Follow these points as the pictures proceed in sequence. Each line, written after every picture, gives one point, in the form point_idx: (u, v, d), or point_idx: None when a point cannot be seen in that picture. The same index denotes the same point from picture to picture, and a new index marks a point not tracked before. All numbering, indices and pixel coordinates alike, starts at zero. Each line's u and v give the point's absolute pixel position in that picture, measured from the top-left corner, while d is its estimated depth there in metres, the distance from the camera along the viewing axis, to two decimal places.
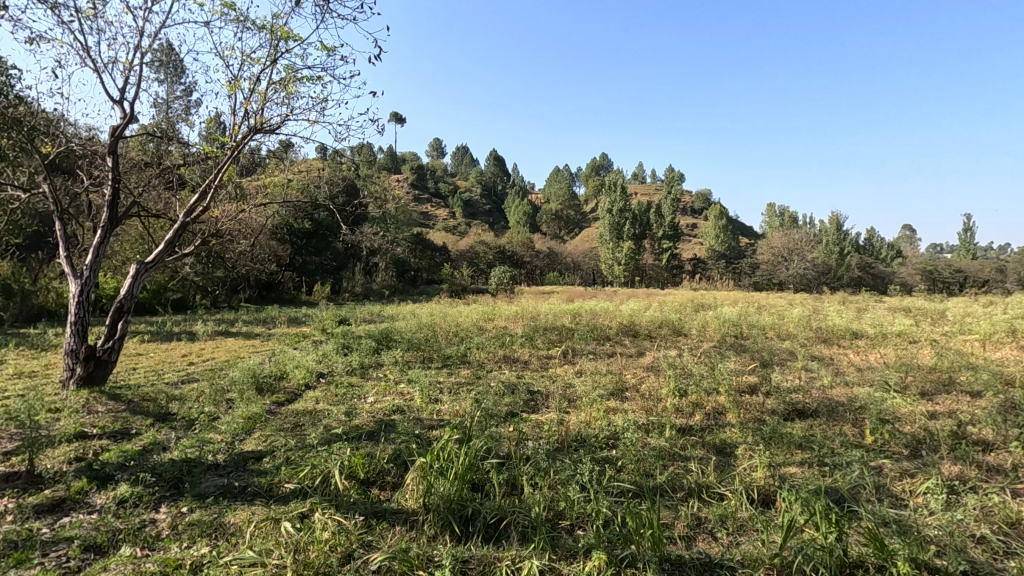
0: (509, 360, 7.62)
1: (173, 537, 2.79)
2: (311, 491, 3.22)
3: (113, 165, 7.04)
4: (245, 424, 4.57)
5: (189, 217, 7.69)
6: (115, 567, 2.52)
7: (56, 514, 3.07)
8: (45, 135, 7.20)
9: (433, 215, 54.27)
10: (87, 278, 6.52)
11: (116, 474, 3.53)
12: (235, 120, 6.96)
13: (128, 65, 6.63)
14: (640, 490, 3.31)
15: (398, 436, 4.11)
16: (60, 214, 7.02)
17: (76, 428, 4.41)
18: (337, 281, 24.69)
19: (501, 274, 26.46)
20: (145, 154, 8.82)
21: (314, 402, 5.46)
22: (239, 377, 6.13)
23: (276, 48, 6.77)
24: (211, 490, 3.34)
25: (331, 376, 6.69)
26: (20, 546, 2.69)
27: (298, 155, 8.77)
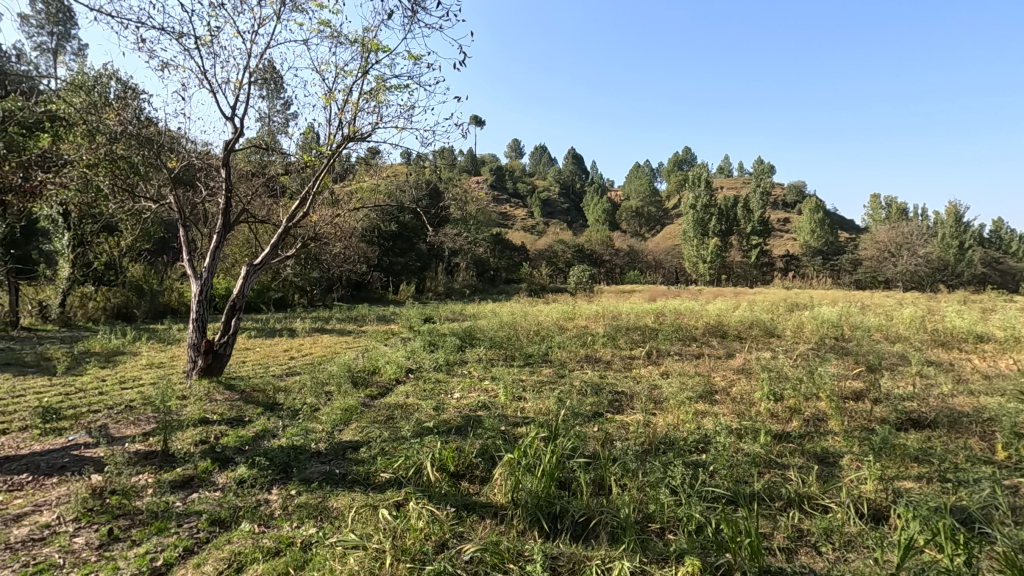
0: (591, 359, 7.56)
1: (285, 516, 3.03)
2: (405, 481, 3.37)
3: (227, 176, 7.75)
4: (343, 415, 4.87)
5: (291, 222, 8.30)
6: (237, 541, 2.78)
7: (187, 490, 3.44)
8: (169, 151, 8.05)
9: (512, 216, 54.81)
10: (207, 279, 7.23)
11: (234, 457, 3.90)
12: (330, 130, 7.44)
13: (237, 84, 7.27)
14: (736, 497, 3.18)
15: (485, 431, 4.22)
16: (183, 222, 7.82)
17: (200, 414, 4.91)
18: (420, 281, 25.61)
19: (580, 273, 26.27)
20: (250, 165, 9.62)
21: (404, 396, 5.71)
22: (336, 371, 6.54)
23: (367, 60, 7.16)
24: (315, 475, 3.60)
25: (419, 372, 6.98)
26: (160, 516, 3.04)
27: (385, 161, 9.22)
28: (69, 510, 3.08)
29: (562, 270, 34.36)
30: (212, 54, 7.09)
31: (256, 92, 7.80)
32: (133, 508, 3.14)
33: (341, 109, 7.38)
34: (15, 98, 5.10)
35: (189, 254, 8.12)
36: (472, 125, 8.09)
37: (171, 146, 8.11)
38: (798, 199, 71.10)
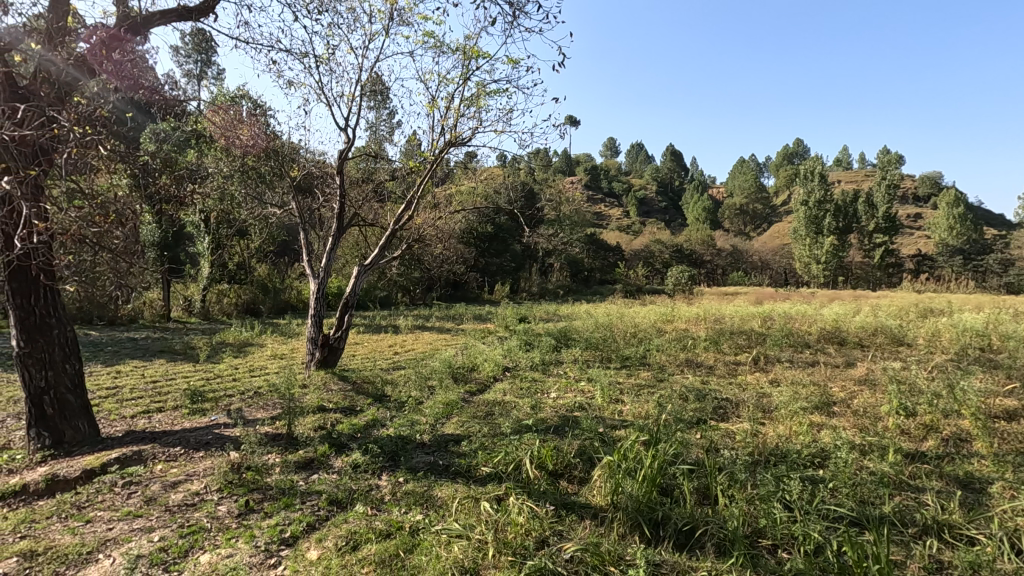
0: (691, 364, 7.25)
1: (394, 502, 3.23)
2: (505, 476, 3.45)
3: (341, 183, 8.37)
4: (445, 409, 5.09)
5: (397, 224, 8.78)
6: (353, 520, 3.00)
7: (309, 471, 3.77)
8: (291, 162, 8.84)
9: (607, 216, 53.92)
10: (323, 278, 7.85)
11: (349, 443, 4.21)
12: (433, 136, 7.78)
13: (350, 97, 7.82)
14: (861, 518, 2.91)
15: (583, 432, 4.21)
16: (303, 226, 8.54)
17: (319, 402, 5.35)
18: (515, 281, 26.01)
19: (679, 273, 25.29)
20: (360, 172, 10.29)
21: (502, 393, 5.85)
22: (438, 367, 6.83)
23: (468, 67, 7.40)
24: (421, 465, 3.80)
25: (515, 370, 7.11)
26: (287, 493, 3.36)
27: (483, 165, 9.46)
28: (214, 481, 3.49)
29: (659, 271, 33.28)
30: (328, 71, 7.69)
31: (366, 104, 8.33)
32: (264, 483, 3.50)
33: (444, 115, 7.69)
34: (169, 119, 5.85)
35: (308, 255, 8.84)
36: (570, 126, 8.09)
37: (293, 157, 8.88)
38: (932, 191, 63.41)
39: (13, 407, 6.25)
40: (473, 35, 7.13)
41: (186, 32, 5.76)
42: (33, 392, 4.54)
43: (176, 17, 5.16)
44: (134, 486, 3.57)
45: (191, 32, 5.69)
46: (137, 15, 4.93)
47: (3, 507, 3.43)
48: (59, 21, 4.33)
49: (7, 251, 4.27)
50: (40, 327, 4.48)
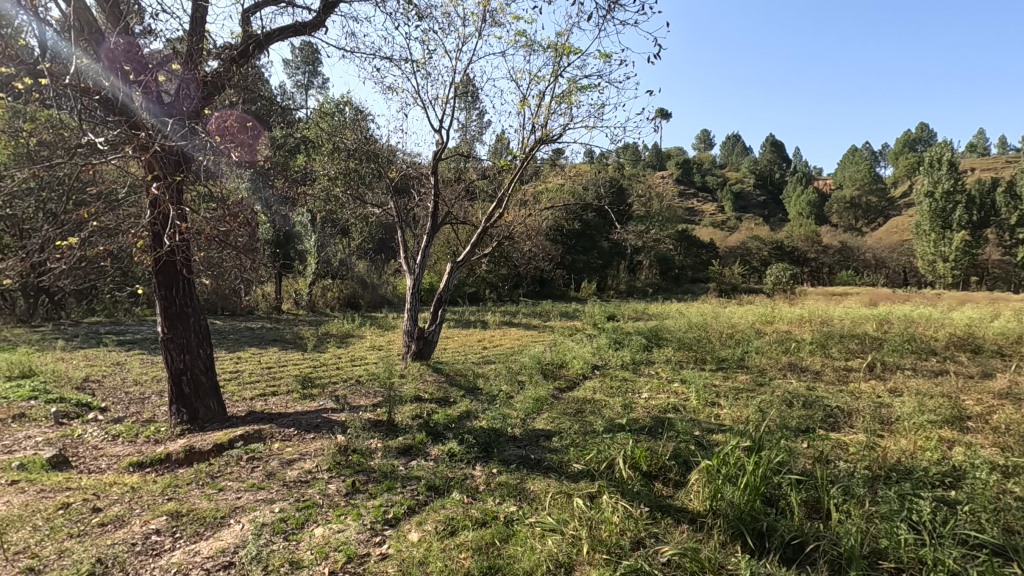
0: (795, 368, 6.77)
1: (489, 492, 3.31)
2: (598, 474, 3.42)
3: (435, 182, 8.68)
4: (535, 405, 5.14)
5: (488, 221, 8.93)
6: (450, 506, 3.13)
7: (407, 457, 3.96)
8: (390, 163, 9.29)
9: (699, 212, 51.74)
10: (420, 273, 8.20)
11: (444, 433, 4.37)
12: (524, 134, 7.86)
13: (444, 99, 8.09)
14: (1006, 548, 2.58)
15: (677, 434, 4.08)
16: (400, 225, 8.97)
17: (416, 392, 5.61)
18: (602, 279, 25.69)
19: (780, 272, 23.69)
20: (452, 172, 10.63)
21: (592, 392, 5.81)
22: (528, 363, 6.91)
23: (559, 65, 7.41)
24: (513, 457, 3.87)
25: (604, 369, 7.02)
26: (389, 476, 3.56)
27: (571, 161, 9.40)
28: (325, 461, 3.77)
29: (756, 269, 31.35)
30: (424, 75, 8.01)
31: (458, 105, 8.57)
32: (368, 466, 3.73)
33: (535, 113, 7.75)
34: (284, 126, 6.33)
35: (404, 252, 9.25)
36: (663, 119, 7.84)
37: (390, 159, 9.33)
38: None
39: (157, 385, 7.12)
40: (564, 31, 7.13)
41: (299, 46, 6.25)
42: (174, 372, 5.16)
43: (291, 32, 5.60)
44: (256, 461, 3.95)
45: (301, 44, 6.16)
46: (259, 35, 5.40)
47: (153, 472, 3.95)
48: (198, 44, 4.81)
49: (156, 248, 4.86)
50: (179, 315, 5.06)
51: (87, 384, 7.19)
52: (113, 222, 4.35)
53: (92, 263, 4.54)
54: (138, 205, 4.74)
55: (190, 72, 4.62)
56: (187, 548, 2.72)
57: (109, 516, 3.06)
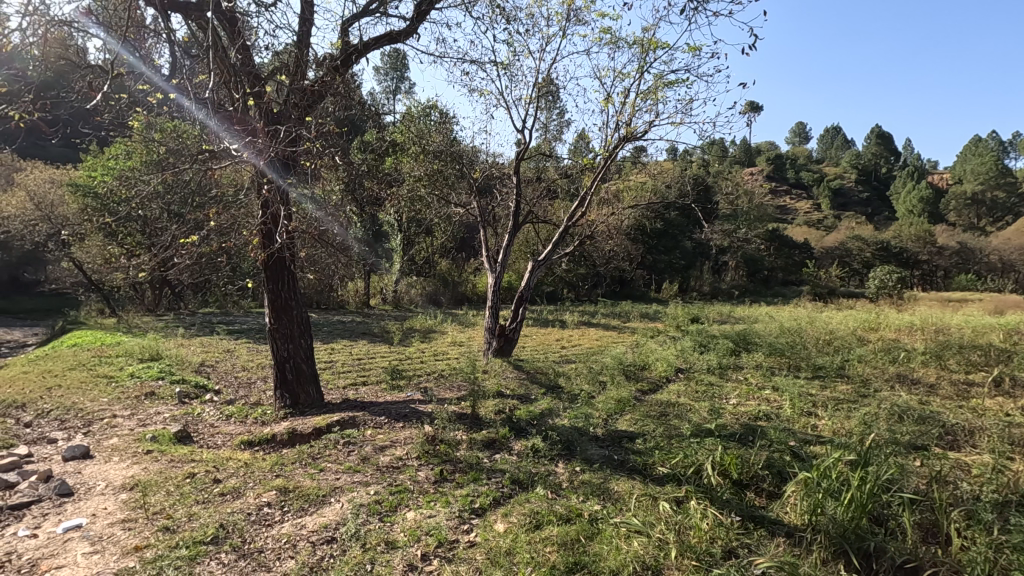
0: (905, 380, 6.21)
1: (572, 489, 3.33)
2: (685, 479, 3.33)
3: (517, 182, 8.74)
4: (617, 406, 5.09)
5: (570, 220, 8.87)
6: (535, 501, 3.18)
7: (492, 450, 4.06)
8: (472, 165, 9.54)
9: (791, 210, 48.72)
10: (503, 272, 8.33)
11: (527, 428, 4.45)
12: (608, 132, 7.78)
13: (527, 99, 8.17)
14: None
15: (771, 443, 3.89)
16: (482, 224, 9.15)
17: (498, 388, 5.73)
18: (685, 280, 24.87)
19: (885, 275, 21.78)
20: (532, 171, 10.73)
21: (676, 395, 5.66)
22: (609, 364, 6.85)
23: (645, 61, 7.27)
24: (596, 457, 3.86)
25: (689, 372, 6.80)
26: (475, 468, 3.68)
27: (654, 158, 9.17)
28: (414, 450, 3.96)
29: (858, 271, 28.99)
30: (507, 76, 8.12)
31: (540, 105, 8.63)
32: (455, 456, 3.87)
33: (619, 111, 7.65)
34: (376, 130, 6.67)
35: (486, 251, 9.45)
36: (755, 113, 7.48)
37: (473, 160, 9.56)
38: None
39: (262, 371, 7.77)
40: (651, 26, 7.00)
41: (391, 53, 6.56)
42: (279, 359, 5.60)
43: (386, 40, 5.89)
44: (351, 446, 4.21)
45: (391, 51, 6.45)
46: (355, 44, 5.73)
47: (261, 451, 4.32)
48: (303, 55, 5.18)
49: (267, 246, 5.28)
50: (284, 307, 5.49)
51: (203, 368, 7.99)
52: (228, 221, 4.79)
53: (211, 259, 5.03)
54: (251, 207, 5.18)
55: (296, 82, 5.00)
56: (295, 522, 2.96)
57: (228, 487, 3.40)
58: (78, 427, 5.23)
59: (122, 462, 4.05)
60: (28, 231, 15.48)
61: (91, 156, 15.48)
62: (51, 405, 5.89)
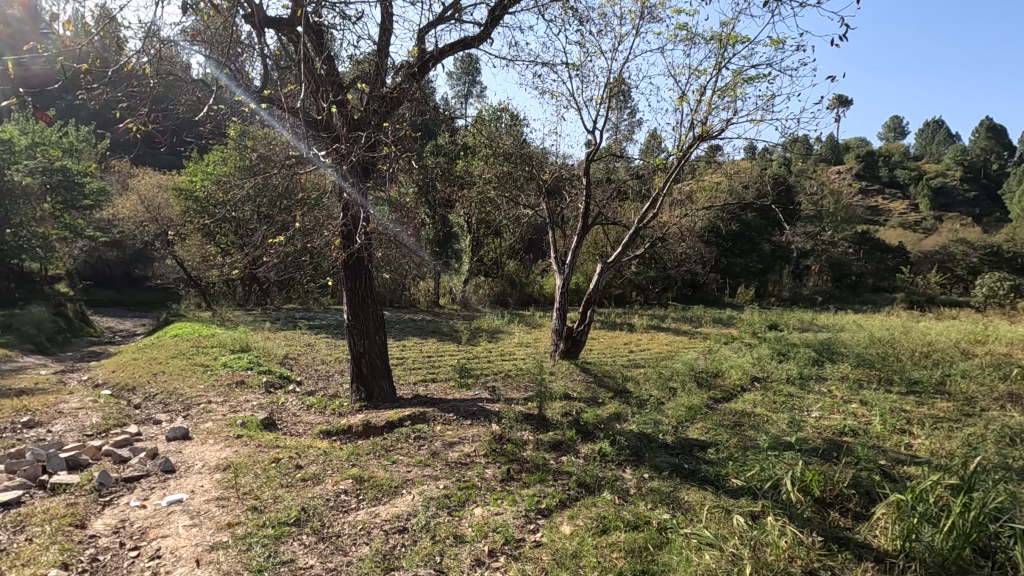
0: (1018, 400, 5.59)
1: (640, 496, 3.27)
2: (762, 493, 3.18)
3: (587, 183, 8.65)
4: (688, 413, 4.93)
5: (641, 222, 8.65)
6: (602, 505, 3.15)
7: (558, 452, 4.06)
8: (542, 166, 9.56)
9: (884, 211, 45.19)
10: (571, 273, 8.28)
11: (594, 432, 4.41)
12: (683, 131, 7.54)
13: (598, 100, 8.09)
14: None
15: (857, 460, 3.64)
16: (551, 225, 9.14)
17: (565, 390, 5.71)
18: (762, 284, 23.69)
19: (995, 283, 19.72)
20: (602, 172, 10.61)
21: (752, 405, 5.42)
22: (680, 370, 6.65)
23: (723, 56, 7.01)
24: (665, 464, 3.77)
25: (766, 382, 6.47)
26: (541, 468, 3.69)
27: (729, 158, 8.80)
28: (482, 447, 4.03)
29: (962, 278, 25.92)
30: (578, 77, 8.07)
31: (611, 106, 8.51)
32: (522, 456, 3.90)
33: (695, 109, 7.41)
34: (449, 134, 6.84)
35: (554, 252, 9.44)
36: (844, 107, 7.01)
37: (543, 161, 9.59)
38: None
39: (339, 365, 8.17)
40: (730, 20, 6.73)
41: (463, 58, 6.71)
42: (356, 354, 5.87)
43: (460, 45, 6.04)
44: (422, 441, 4.35)
45: (464, 56, 6.60)
46: (431, 51, 5.91)
47: (339, 440, 4.56)
48: (382, 63, 5.42)
49: (347, 245, 5.55)
50: (361, 305, 5.75)
51: (287, 360, 8.52)
52: (311, 222, 5.05)
53: (296, 258, 5.36)
54: (333, 209, 5.44)
55: (375, 90, 5.22)
56: (369, 510, 3.10)
57: (309, 473, 3.61)
58: (179, 411, 5.74)
59: (216, 444, 4.39)
60: (139, 231, 17.12)
61: (192, 163, 16.91)
62: (157, 390, 6.51)
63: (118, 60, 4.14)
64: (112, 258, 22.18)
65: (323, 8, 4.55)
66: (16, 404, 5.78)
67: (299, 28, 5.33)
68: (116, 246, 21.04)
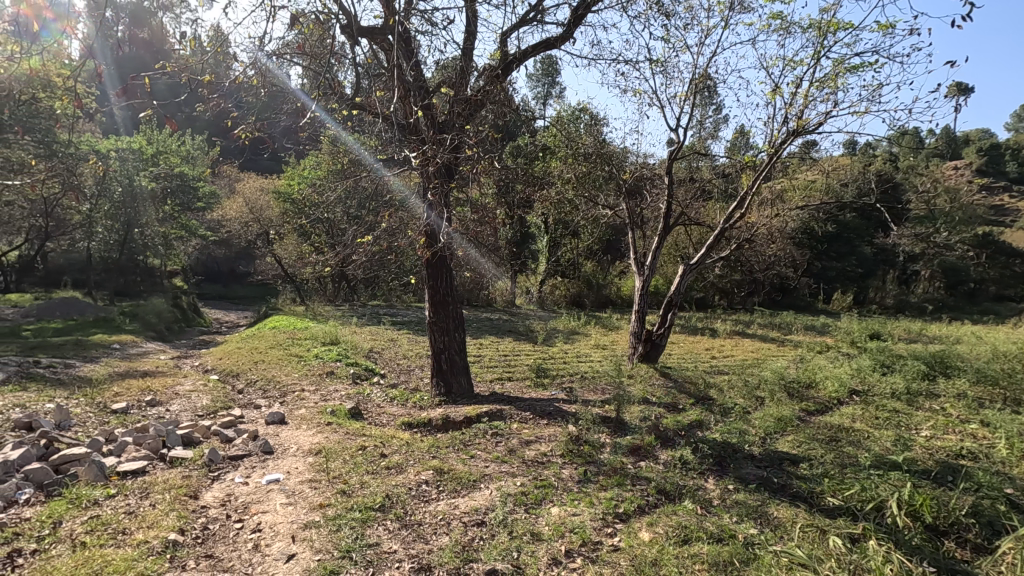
0: None
1: (724, 508, 3.12)
2: (862, 515, 2.94)
3: (669, 183, 8.38)
4: (777, 425, 4.65)
5: (727, 222, 8.25)
6: (683, 514, 3.05)
7: (637, 457, 3.97)
8: (622, 166, 9.39)
9: (1012, 211, 40.26)
10: (651, 275, 8.06)
11: (674, 439, 4.28)
12: (775, 126, 7.12)
13: (682, 97, 7.83)
14: None
15: (976, 487, 3.28)
16: (630, 226, 8.95)
17: (644, 394, 5.58)
18: (862, 291, 21.88)
19: None
20: (685, 172, 10.26)
21: (850, 419, 5.02)
22: (769, 379, 6.29)
23: (822, 44, 6.55)
24: (752, 477, 3.59)
25: (867, 396, 5.97)
26: (619, 472, 3.63)
27: (826, 154, 8.20)
28: (559, 447, 4.03)
29: None
30: (661, 74, 7.86)
31: (695, 102, 8.21)
32: (599, 459, 3.85)
33: (789, 103, 6.97)
34: (529, 134, 6.90)
35: (633, 253, 9.24)
36: (965, 96, 6.33)
37: (623, 161, 9.42)
38: None
39: (420, 360, 8.47)
40: (831, 6, 6.28)
41: (543, 59, 6.74)
42: (436, 350, 6.06)
43: (541, 46, 6.07)
44: (499, 437, 4.41)
45: (545, 57, 6.62)
46: (514, 53, 5.98)
47: (420, 432, 4.73)
48: (466, 67, 5.55)
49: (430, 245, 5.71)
50: (442, 303, 5.92)
51: (372, 354, 8.95)
52: (397, 223, 5.24)
53: (382, 257, 5.60)
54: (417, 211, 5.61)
55: (459, 93, 5.36)
56: (449, 501, 3.19)
57: (392, 462, 3.77)
58: (277, 397, 6.20)
59: (309, 429, 4.70)
60: (244, 231, 18.65)
61: (290, 167, 18.18)
62: (257, 377, 7.07)
63: (229, 74, 4.52)
64: (221, 255, 24.32)
65: (412, 17, 4.74)
66: (141, 384, 6.48)
67: (389, 37, 5.57)
68: (225, 245, 23.05)
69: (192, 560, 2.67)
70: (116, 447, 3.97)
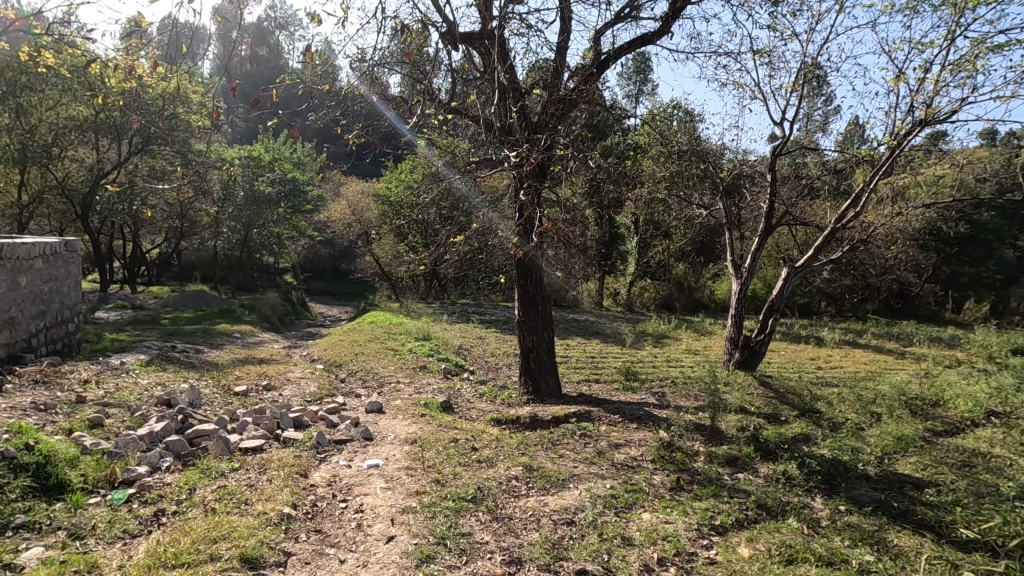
0: None
1: (834, 530, 2.89)
2: (1004, 552, 2.60)
3: (772, 180, 7.88)
4: (897, 444, 4.21)
5: (839, 222, 7.60)
6: (788, 531, 2.86)
7: (734, 469, 3.78)
8: (720, 164, 8.97)
9: None
10: (750, 278, 7.61)
11: (777, 451, 4.03)
12: (899, 116, 6.46)
13: (788, 88, 7.34)
14: None
15: None
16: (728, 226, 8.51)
17: (741, 402, 5.29)
18: (1001, 300, 19.27)
19: None
20: (789, 169, 9.61)
21: (986, 444, 4.46)
22: (886, 393, 5.73)
23: (958, 23, 5.86)
24: (867, 499, 3.29)
25: (1007, 418, 5.26)
26: (715, 483, 3.47)
27: (958, 145, 7.33)
28: (650, 452, 3.93)
29: None
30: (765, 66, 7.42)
31: (803, 93, 7.66)
32: (693, 467, 3.72)
33: (917, 90, 6.29)
34: (620, 133, 6.80)
35: (730, 255, 8.79)
36: None
37: (720, 158, 9.00)
38: None
39: (507, 359, 8.60)
40: None
41: (636, 56, 6.61)
42: (525, 349, 6.13)
43: (635, 43, 5.95)
44: (588, 438, 4.38)
45: (640, 54, 6.50)
46: (608, 52, 5.92)
47: (508, 429, 4.82)
48: (559, 68, 5.57)
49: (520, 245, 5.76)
50: (532, 302, 5.98)
51: (462, 351, 9.20)
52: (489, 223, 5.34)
53: (473, 256, 5.77)
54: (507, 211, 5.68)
55: (552, 94, 5.39)
56: (538, 498, 3.22)
57: (483, 456, 3.86)
58: (375, 387, 6.57)
59: (405, 420, 4.92)
60: (347, 231, 19.90)
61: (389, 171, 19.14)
62: (357, 368, 7.53)
63: (337, 85, 4.84)
64: (326, 254, 26.13)
65: (508, 21, 4.84)
66: (258, 370, 7.12)
67: (485, 42, 5.73)
68: (330, 245, 24.73)
69: (303, 533, 2.90)
70: (238, 425, 4.40)
